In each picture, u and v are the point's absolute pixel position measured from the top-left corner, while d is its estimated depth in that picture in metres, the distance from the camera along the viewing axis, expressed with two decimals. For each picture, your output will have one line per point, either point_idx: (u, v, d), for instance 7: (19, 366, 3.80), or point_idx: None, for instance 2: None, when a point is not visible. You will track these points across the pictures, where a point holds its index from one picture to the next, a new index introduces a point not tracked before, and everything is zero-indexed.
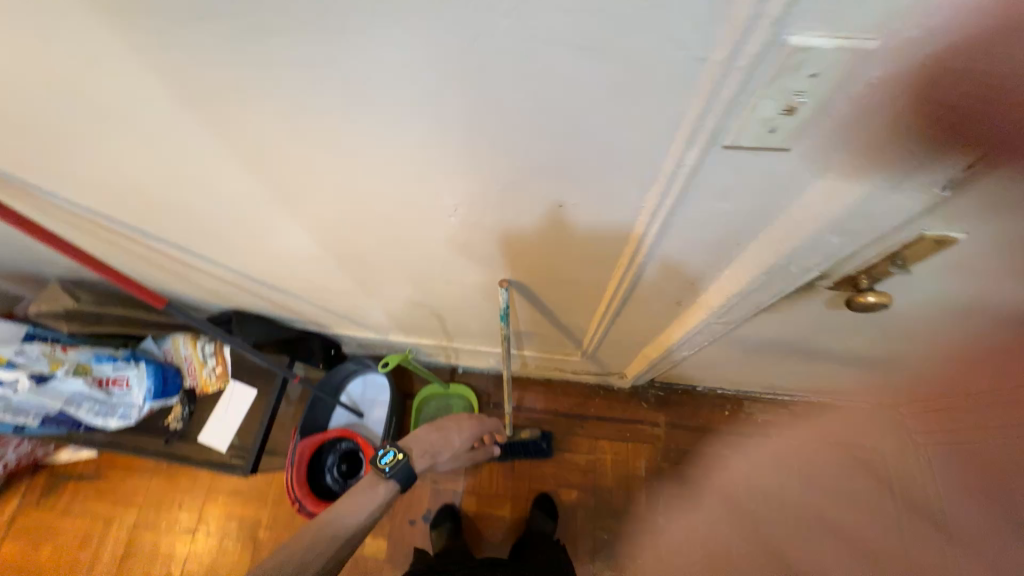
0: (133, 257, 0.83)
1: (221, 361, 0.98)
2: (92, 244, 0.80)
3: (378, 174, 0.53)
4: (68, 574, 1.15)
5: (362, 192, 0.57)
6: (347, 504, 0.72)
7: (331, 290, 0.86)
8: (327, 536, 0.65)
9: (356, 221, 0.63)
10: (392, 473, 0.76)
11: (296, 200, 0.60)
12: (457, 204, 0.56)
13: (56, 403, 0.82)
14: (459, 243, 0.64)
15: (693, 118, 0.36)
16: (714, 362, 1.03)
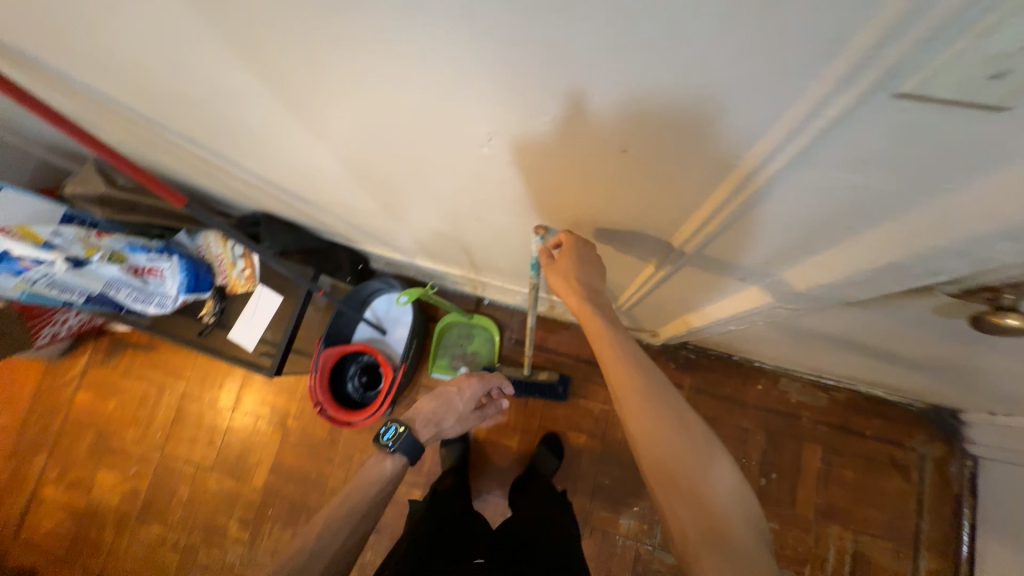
0: (154, 149, 0.78)
1: (249, 266, 0.98)
2: (112, 132, 0.75)
3: (399, 87, 0.43)
4: (131, 425, 1.33)
5: (381, 107, 0.47)
6: (354, 487, 0.71)
7: (356, 208, 0.80)
8: (339, 522, 0.66)
9: (376, 140, 0.54)
10: (396, 447, 0.74)
11: (306, 106, 0.51)
12: (492, 134, 0.45)
13: (98, 286, 0.85)
14: (493, 179, 0.54)
15: (865, 42, 0.23)
16: (762, 338, 0.93)
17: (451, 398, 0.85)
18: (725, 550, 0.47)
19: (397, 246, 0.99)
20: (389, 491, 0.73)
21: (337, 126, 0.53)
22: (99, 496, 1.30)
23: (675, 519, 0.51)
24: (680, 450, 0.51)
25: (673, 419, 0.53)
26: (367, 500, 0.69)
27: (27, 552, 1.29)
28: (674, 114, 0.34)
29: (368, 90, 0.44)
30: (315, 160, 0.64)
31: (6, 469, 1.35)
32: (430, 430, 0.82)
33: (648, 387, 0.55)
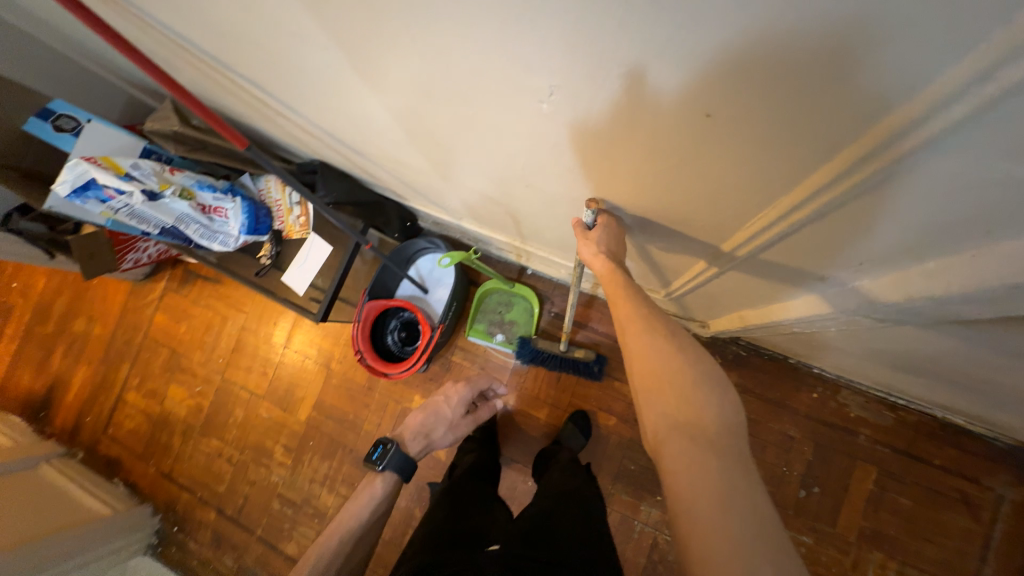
0: (220, 92, 0.80)
1: (304, 214, 1.01)
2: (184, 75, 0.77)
3: (453, 34, 0.38)
4: (198, 349, 1.46)
5: (433, 57, 0.43)
6: (348, 512, 0.75)
7: (408, 165, 0.78)
8: (336, 546, 0.69)
9: (434, 97, 0.50)
10: (386, 464, 0.80)
11: (362, 52, 0.48)
12: (550, 93, 0.40)
13: (170, 220, 0.90)
14: (548, 145, 0.50)
15: None
16: (829, 346, 0.84)
17: (438, 407, 0.93)
18: (699, 437, 0.42)
19: (444, 207, 0.98)
20: (384, 509, 0.77)
21: (385, 74, 0.50)
22: (170, 406, 1.46)
23: (651, 417, 0.47)
24: (668, 350, 0.47)
25: (663, 330, 0.50)
26: (362, 521, 0.73)
27: (113, 445, 1.50)
28: (781, 71, 0.28)
29: (420, 35, 0.41)
30: (366, 110, 0.62)
31: (98, 373, 1.55)
32: (421, 441, 0.88)
33: (647, 307, 0.53)
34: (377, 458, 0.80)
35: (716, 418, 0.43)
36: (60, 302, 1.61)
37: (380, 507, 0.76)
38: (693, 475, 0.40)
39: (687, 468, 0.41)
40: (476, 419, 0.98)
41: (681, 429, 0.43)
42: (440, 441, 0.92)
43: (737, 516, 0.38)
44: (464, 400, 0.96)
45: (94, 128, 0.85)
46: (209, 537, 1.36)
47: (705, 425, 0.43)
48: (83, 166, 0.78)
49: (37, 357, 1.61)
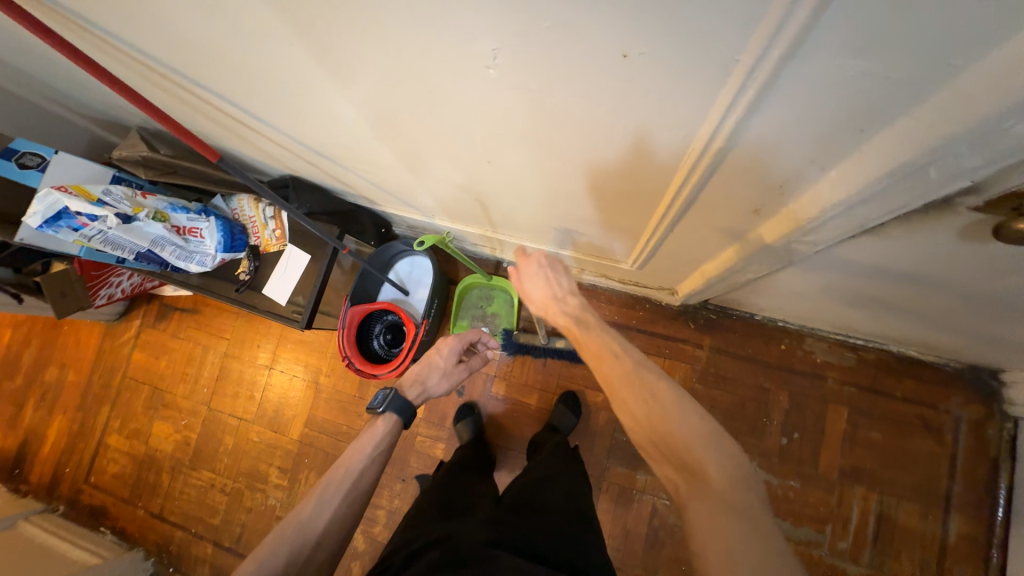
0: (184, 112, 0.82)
1: (280, 226, 1.03)
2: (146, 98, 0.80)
3: (393, 16, 0.42)
4: (180, 382, 1.44)
5: (382, 43, 0.47)
6: (353, 450, 0.81)
7: (377, 164, 0.82)
8: (343, 475, 0.77)
9: (400, 92, 0.55)
10: (385, 406, 0.86)
11: (328, 51, 0.52)
12: (491, 66, 0.44)
13: (145, 244, 0.91)
14: (500, 120, 0.54)
15: None
16: (785, 291, 0.91)
17: (432, 356, 0.96)
18: (705, 495, 0.50)
19: (417, 206, 1.02)
20: (387, 445, 0.84)
21: (345, 68, 0.54)
22: (156, 445, 1.43)
23: (666, 476, 0.56)
24: (658, 412, 0.56)
25: (649, 394, 0.57)
26: (364, 455, 0.80)
27: (96, 493, 1.44)
28: (662, 12, 0.32)
29: (365, 22, 0.44)
30: (328, 107, 0.65)
31: (76, 420, 1.50)
32: (418, 387, 0.93)
33: (612, 358, 0.62)
34: (377, 403, 0.87)
35: (717, 467, 0.51)
36: (29, 352, 1.56)
37: (383, 442, 0.84)
38: (711, 527, 0.48)
39: (703, 521, 0.49)
40: (470, 367, 1.01)
41: (687, 478, 0.52)
42: (436, 389, 0.97)
43: (744, 548, 0.46)
44: (456, 350, 0.99)
45: (63, 158, 0.87)
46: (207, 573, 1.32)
47: (710, 477, 0.51)
48: (54, 195, 0.79)
49: (7, 412, 1.55)
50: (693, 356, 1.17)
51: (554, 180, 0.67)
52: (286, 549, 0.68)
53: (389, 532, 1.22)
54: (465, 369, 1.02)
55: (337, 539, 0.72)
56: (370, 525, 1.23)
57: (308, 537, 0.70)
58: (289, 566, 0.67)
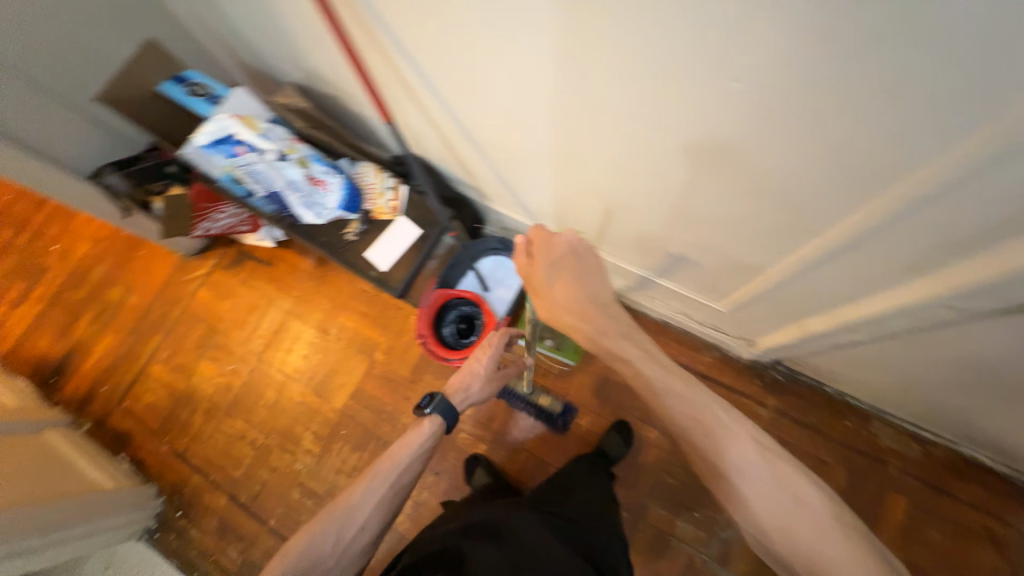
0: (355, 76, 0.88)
1: (397, 198, 1.07)
2: (330, 56, 0.86)
3: (670, 15, 0.47)
4: (237, 327, 1.47)
5: (635, 37, 0.51)
6: (400, 444, 0.84)
7: (524, 157, 0.87)
8: (389, 465, 0.80)
9: (613, 93, 0.61)
10: (432, 408, 0.87)
11: (569, 45, 0.57)
12: (748, 69, 0.49)
13: (281, 184, 0.97)
14: (700, 125, 0.59)
15: None
16: (876, 364, 0.92)
17: (470, 363, 0.94)
18: None
19: (527, 205, 1.07)
20: (432, 444, 0.85)
21: (568, 59, 0.59)
22: (196, 383, 1.43)
23: None
24: (810, 530, 0.53)
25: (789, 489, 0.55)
26: (409, 450, 0.82)
27: (125, 418, 1.44)
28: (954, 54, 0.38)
29: (633, 16, 0.49)
30: (517, 91, 0.71)
31: (125, 343, 1.52)
32: (460, 392, 0.92)
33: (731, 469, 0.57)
34: (424, 404, 0.88)
35: None
36: (100, 268, 1.61)
37: (426, 441, 0.85)
38: None
39: None
40: (510, 371, 0.97)
41: None
42: (479, 395, 0.95)
43: None
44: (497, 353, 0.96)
45: (241, 92, 0.93)
46: (215, 525, 1.27)
47: None
48: (228, 120, 0.88)
49: (62, 320, 1.58)
50: (754, 413, 1.17)
51: (710, 195, 0.71)
52: (333, 528, 0.73)
53: (412, 524, 1.19)
54: (503, 374, 0.99)
55: (379, 525, 0.76)
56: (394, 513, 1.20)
57: (353, 519, 0.74)
58: (333, 545, 0.71)
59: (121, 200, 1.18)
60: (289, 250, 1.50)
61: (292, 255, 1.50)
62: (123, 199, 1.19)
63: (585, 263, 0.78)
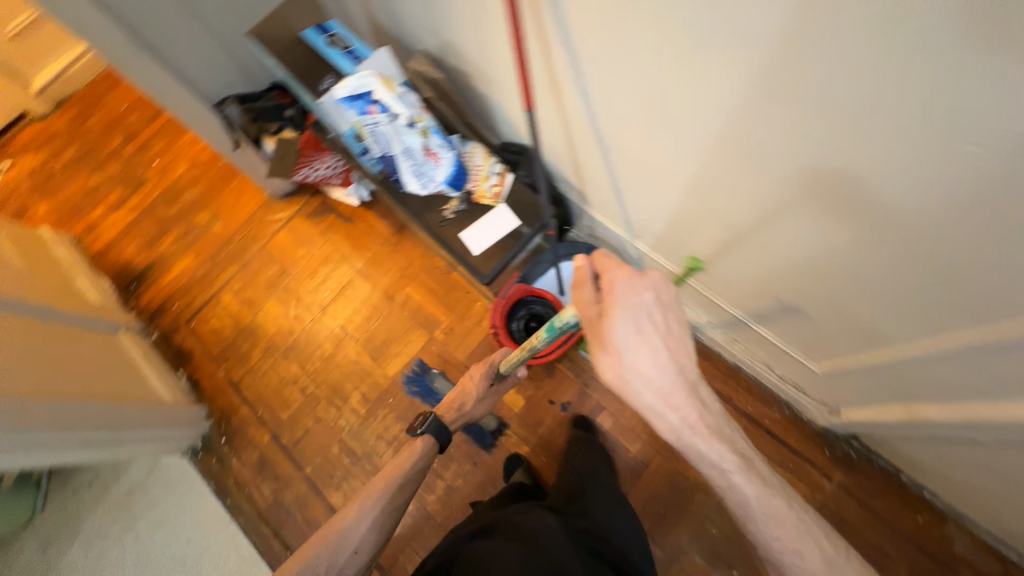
0: (491, 53, 0.86)
1: (501, 184, 1.06)
2: (473, 29, 0.84)
3: (902, 50, 0.43)
4: (307, 276, 1.50)
5: (830, 58, 0.48)
6: (396, 468, 0.95)
7: (656, 170, 0.84)
8: (383, 488, 0.91)
9: (803, 125, 0.57)
10: (425, 428, 0.98)
11: (776, 67, 0.53)
12: (968, 127, 0.44)
13: (398, 149, 0.97)
14: (840, 158, 0.56)
15: None
16: (979, 472, 0.85)
17: (464, 384, 1.05)
18: None
19: (629, 215, 1.03)
20: (424, 465, 0.96)
21: (740, 67, 0.56)
22: (260, 320, 1.48)
23: None
24: None
25: None
26: (403, 473, 0.93)
27: (189, 338, 1.50)
28: None
29: (835, 37, 0.47)
30: (662, 89, 0.68)
31: (201, 267, 1.58)
32: (454, 411, 1.04)
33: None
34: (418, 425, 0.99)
35: None
36: (192, 192, 1.68)
37: (416, 463, 0.96)
38: None
39: None
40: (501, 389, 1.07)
41: None
42: (473, 413, 1.06)
43: None
44: (487, 375, 1.07)
45: (384, 54, 0.95)
46: (254, 459, 1.32)
47: None
48: (370, 78, 0.89)
49: (150, 233, 1.67)
50: (816, 483, 1.10)
51: (822, 236, 0.68)
52: (328, 552, 0.83)
53: (441, 507, 1.19)
54: (493, 394, 1.10)
55: (370, 546, 0.86)
56: (426, 492, 1.21)
57: (347, 543, 0.85)
58: (329, 566, 0.82)
59: (234, 133, 1.22)
60: (372, 211, 1.52)
61: (373, 217, 1.52)
62: (235, 132, 1.23)
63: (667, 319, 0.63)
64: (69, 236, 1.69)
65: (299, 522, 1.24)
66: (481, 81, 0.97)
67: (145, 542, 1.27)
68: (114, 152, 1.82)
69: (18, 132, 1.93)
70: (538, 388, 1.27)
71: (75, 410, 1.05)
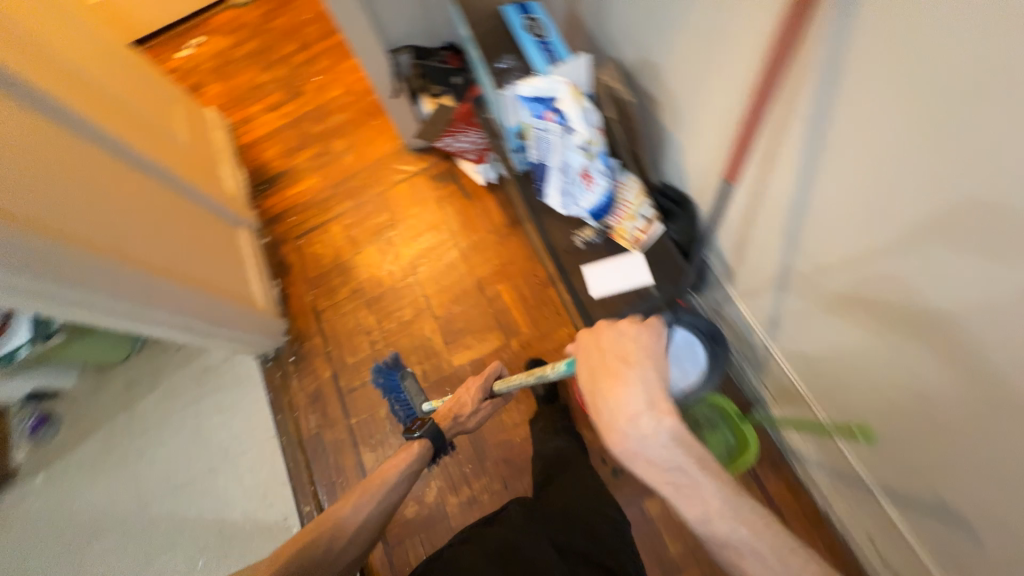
0: (730, 91, 0.73)
1: (646, 231, 0.95)
2: (721, 62, 0.72)
3: None
4: (413, 236, 1.51)
5: None
6: (392, 468, 0.96)
7: (855, 300, 0.69)
8: (379, 483, 0.93)
9: None
10: (421, 431, 1.01)
11: None
12: None
13: (556, 163, 0.90)
14: None
15: None
16: None
17: (460, 396, 1.07)
18: None
19: (781, 317, 0.89)
20: (418, 467, 0.98)
21: None
22: (357, 260, 1.52)
23: None
24: None
25: None
26: (399, 473, 0.95)
27: (293, 253, 1.58)
28: None
29: None
30: (903, 198, 0.55)
31: (324, 191, 1.65)
32: (450, 420, 1.06)
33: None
34: (414, 429, 1.02)
35: None
36: (340, 117, 1.75)
37: (410, 465, 0.98)
38: None
39: None
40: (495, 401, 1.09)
41: None
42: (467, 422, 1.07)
43: None
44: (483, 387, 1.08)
45: (583, 61, 0.87)
46: (311, 388, 1.38)
47: None
48: (561, 85, 0.82)
49: (293, 143, 1.76)
50: None
51: (924, 375, 0.63)
52: (326, 536, 0.83)
53: (459, 513, 1.18)
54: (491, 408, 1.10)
55: (362, 541, 0.87)
56: (451, 492, 1.20)
57: (343, 532, 0.85)
58: (325, 552, 0.82)
59: (398, 82, 1.24)
60: (494, 196, 1.48)
61: (493, 203, 1.48)
62: (399, 81, 1.25)
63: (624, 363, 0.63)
64: (228, 122, 1.84)
65: (330, 465, 1.29)
66: (681, 116, 0.88)
67: (203, 422, 1.40)
68: (286, 57, 1.93)
69: (218, 13, 2.11)
70: (593, 443, 1.20)
71: (187, 299, 1.13)
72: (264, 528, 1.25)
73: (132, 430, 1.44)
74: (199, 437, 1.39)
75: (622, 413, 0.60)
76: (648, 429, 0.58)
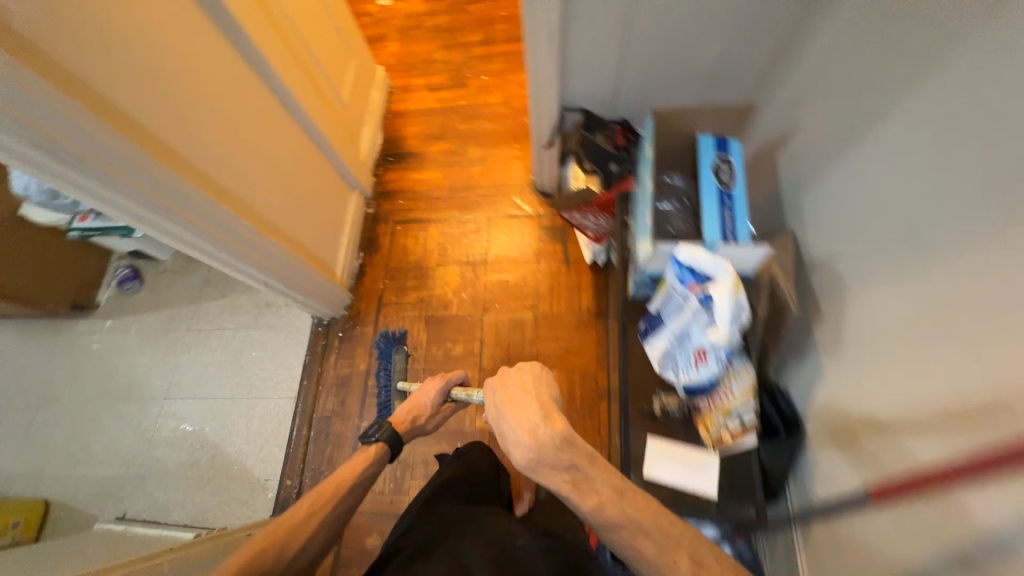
0: (934, 391, 0.57)
1: (736, 436, 0.82)
2: (942, 357, 0.57)
3: None
4: (499, 276, 1.47)
5: None
6: (349, 478, 0.94)
7: None
8: (337, 492, 0.91)
9: None
10: (380, 438, 1.01)
11: None
12: None
13: (674, 327, 0.79)
14: None
15: None
16: None
17: (420, 399, 1.10)
18: None
19: None
20: (372, 473, 0.98)
21: None
22: (438, 273, 1.51)
23: None
24: None
25: None
26: (356, 482, 0.94)
27: (387, 235, 1.60)
28: None
29: None
30: None
31: (441, 190, 1.65)
32: (412, 425, 1.08)
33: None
34: (371, 435, 1.01)
35: None
36: (489, 126, 1.73)
37: (369, 469, 0.97)
38: None
39: None
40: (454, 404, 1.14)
41: None
42: (427, 423, 1.11)
43: None
44: (443, 389, 1.14)
45: (759, 251, 0.77)
46: (343, 372, 1.42)
47: None
48: (726, 274, 0.69)
49: (435, 130, 1.77)
50: None
51: None
52: (278, 549, 0.80)
53: None
54: (449, 411, 1.16)
55: (315, 548, 0.86)
56: None
57: (296, 542, 0.82)
58: (272, 562, 0.78)
59: (554, 133, 1.23)
60: (594, 279, 1.40)
61: (589, 284, 1.40)
62: (556, 133, 1.24)
63: (539, 393, 0.77)
64: (389, 84, 1.89)
65: (326, 453, 1.33)
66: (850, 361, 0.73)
67: (244, 351, 1.49)
68: (467, 44, 1.94)
69: None
70: None
71: (285, 262, 1.16)
72: (249, 477, 1.33)
73: (189, 324, 1.57)
74: (235, 362, 1.48)
75: (524, 431, 0.72)
76: (549, 439, 0.69)
